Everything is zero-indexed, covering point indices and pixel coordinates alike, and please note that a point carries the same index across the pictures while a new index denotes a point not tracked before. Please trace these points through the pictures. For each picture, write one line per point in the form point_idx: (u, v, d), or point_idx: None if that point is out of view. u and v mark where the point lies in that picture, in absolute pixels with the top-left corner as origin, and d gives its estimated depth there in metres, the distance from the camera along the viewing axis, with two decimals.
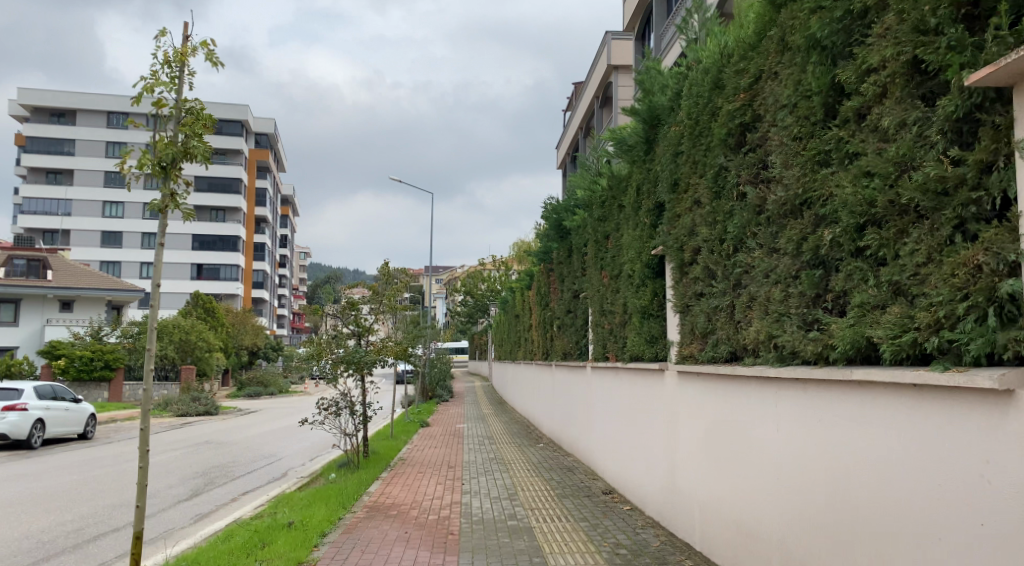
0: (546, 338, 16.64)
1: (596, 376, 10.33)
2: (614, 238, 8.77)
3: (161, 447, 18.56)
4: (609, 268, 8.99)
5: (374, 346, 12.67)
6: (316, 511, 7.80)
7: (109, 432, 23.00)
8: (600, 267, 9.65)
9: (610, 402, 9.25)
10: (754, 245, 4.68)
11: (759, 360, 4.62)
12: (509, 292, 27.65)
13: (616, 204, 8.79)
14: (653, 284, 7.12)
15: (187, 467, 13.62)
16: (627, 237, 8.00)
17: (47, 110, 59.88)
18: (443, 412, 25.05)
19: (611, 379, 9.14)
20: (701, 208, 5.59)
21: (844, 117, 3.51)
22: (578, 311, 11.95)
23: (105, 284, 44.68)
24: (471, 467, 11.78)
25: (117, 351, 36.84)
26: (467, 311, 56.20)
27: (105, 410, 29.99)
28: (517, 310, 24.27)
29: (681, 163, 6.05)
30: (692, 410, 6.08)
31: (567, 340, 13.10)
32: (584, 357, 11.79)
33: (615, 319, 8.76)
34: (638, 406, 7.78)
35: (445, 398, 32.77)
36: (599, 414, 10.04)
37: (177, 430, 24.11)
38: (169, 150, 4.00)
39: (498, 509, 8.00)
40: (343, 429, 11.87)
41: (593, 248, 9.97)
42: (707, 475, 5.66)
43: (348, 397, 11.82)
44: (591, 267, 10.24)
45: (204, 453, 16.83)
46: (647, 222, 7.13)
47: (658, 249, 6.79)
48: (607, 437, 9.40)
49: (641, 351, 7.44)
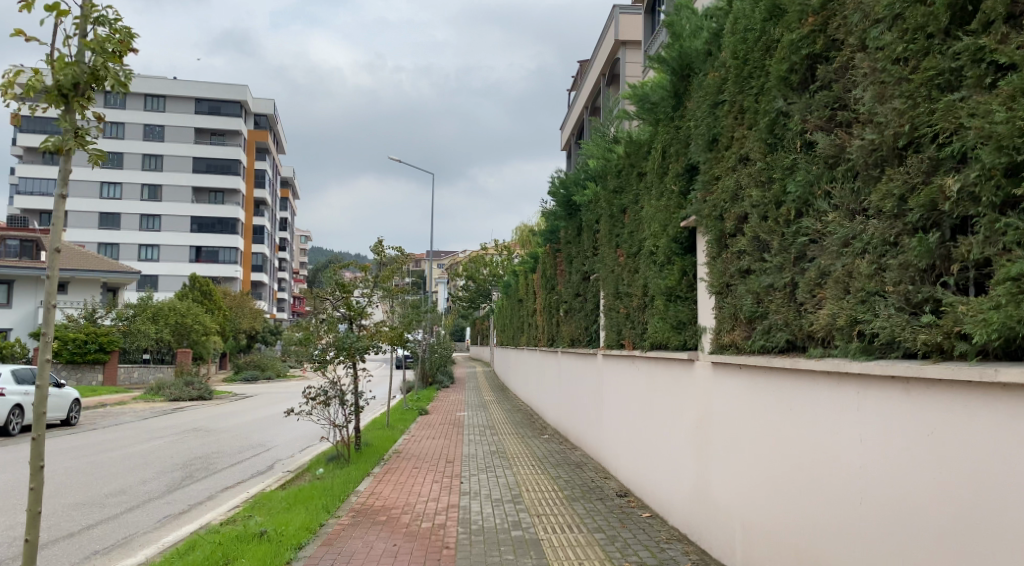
0: (551, 323, 15.70)
1: (608, 368, 9.49)
2: (632, 211, 7.78)
3: (146, 434, 17.67)
4: (626, 244, 8.03)
5: (367, 331, 11.79)
6: (294, 517, 6.94)
7: (96, 418, 22.16)
8: (615, 245, 8.69)
9: (625, 397, 8.40)
10: (827, 206, 3.72)
11: (830, 352, 3.69)
12: (512, 277, 26.66)
13: (635, 172, 7.80)
14: (681, 260, 6.14)
15: (168, 458, 12.76)
16: (649, 209, 7.03)
17: None
18: (444, 400, 24.17)
19: (626, 372, 8.30)
20: (750, 165, 4.63)
21: (987, 19, 2.56)
22: (588, 295, 11.01)
23: (100, 266, 43.84)
24: (471, 461, 10.89)
25: (112, 334, 36.00)
26: (468, 296, 55.21)
27: (97, 394, 29.16)
28: (520, 294, 23.31)
29: (722, 114, 5.07)
30: (727, 410, 5.22)
31: (575, 325, 12.17)
32: (594, 344, 10.86)
33: (633, 302, 7.81)
34: (658, 402, 6.92)
35: (445, 384, 31.95)
36: (612, 409, 9.18)
37: (168, 415, 23.30)
38: (68, 71, 3.06)
39: (501, 516, 7.07)
40: (333, 420, 10.99)
41: (607, 223, 9.00)
42: (748, 488, 4.79)
43: (338, 386, 11.01)
44: (605, 245, 9.27)
45: (189, 441, 15.98)
46: (676, 188, 6.16)
47: (689, 219, 5.82)
48: (621, 434, 8.55)
49: (665, 338, 6.50)
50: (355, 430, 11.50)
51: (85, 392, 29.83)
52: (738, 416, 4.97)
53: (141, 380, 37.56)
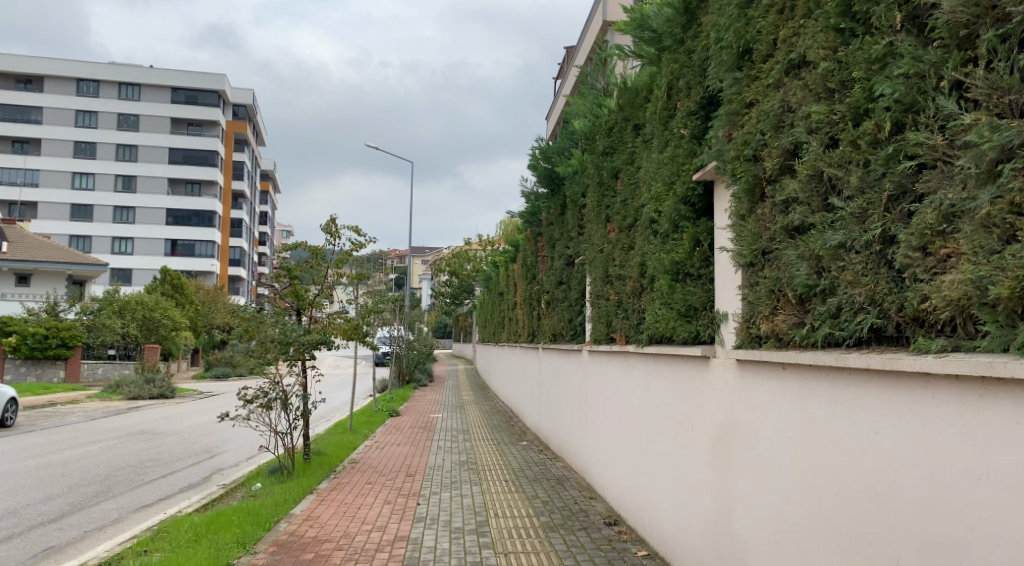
0: (532, 317, 14.27)
1: (595, 370, 8.09)
2: (626, 174, 6.32)
3: (86, 437, 16.01)
4: (616, 215, 6.59)
5: (318, 323, 10.44)
6: (193, 556, 5.42)
7: (40, 417, 20.39)
8: (603, 220, 7.25)
9: (617, 405, 7.01)
10: (957, 106, 2.28)
11: (963, 345, 2.26)
12: (494, 269, 25.15)
13: (631, 127, 6.34)
14: (693, 227, 4.69)
15: (93, 468, 11.15)
16: (648, 167, 5.59)
17: (11, 75, 56.45)
18: (420, 399, 22.68)
19: (618, 376, 6.90)
20: (807, 71, 3.17)
21: None
22: (572, 283, 9.56)
23: (65, 258, 41.82)
24: (435, 475, 9.42)
25: (75, 328, 34.22)
26: (451, 292, 53.68)
27: (52, 392, 27.31)
28: (500, 287, 21.79)
29: (760, 12, 3.64)
30: (756, 429, 3.80)
31: (558, 318, 10.74)
32: (579, 340, 9.43)
33: (626, 286, 6.37)
34: (659, 413, 5.52)
35: (424, 383, 30.41)
36: (600, 417, 7.78)
37: (122, 415, 21.57)
38: None
39: (458, 555, 5.59)
40: (274, 426, 9.48)
41: (594, 194, 7.58)
42: (791, 540, 3.38)
43: (280, 388, 9.48)
44: (592, 222, 7.84)
45: (130, 446, 14.36)
46: (685, 135, 4.71)
47: (705, 170, 4.37)
48: (612, 448, 7.14)
49: (669, 329, 5.05)
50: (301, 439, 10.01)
51: (41, 389, 27.99)
52: (776, 440, 3.55)
53: (106, 377, 35.67)
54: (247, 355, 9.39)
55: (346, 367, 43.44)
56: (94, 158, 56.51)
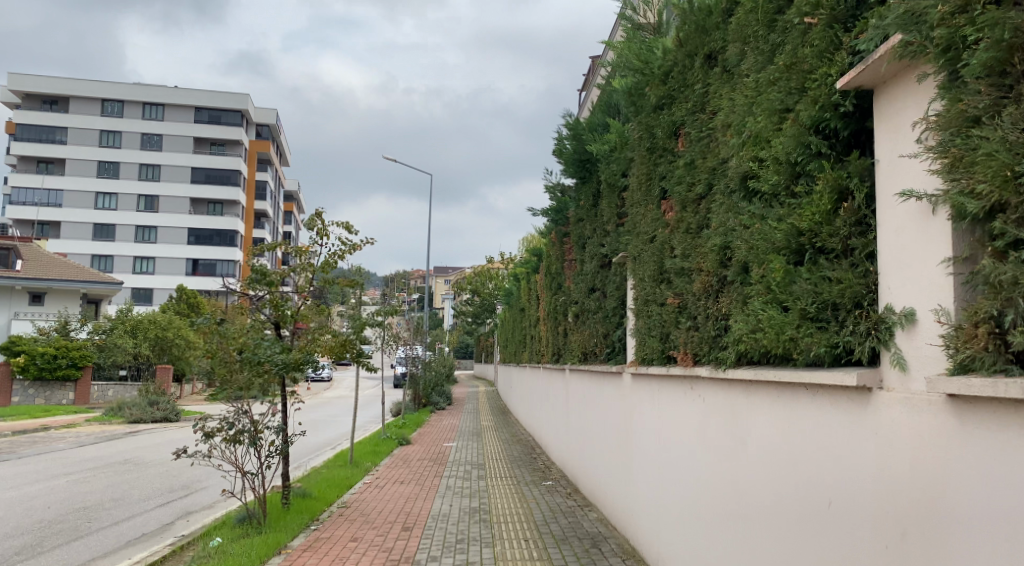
0: (557, 333, 12.46)
1: (643, 404, 6.22)
2: (694, 124, 4.56)
3: (61, 467, 14.31)
4: (677, 186, 4.81)
5: (302, 341, 8.69)
6: None
7: (25, 444, 18.71)
8: (654, 200, 5.47)
9: (677, 452, 5.14)
10: None
11: None
12: (515, 285, 23.32)
13: (699, 60, 4.61)
14: (833, 169, 2.86)
15: (40, 511, 9.42)
16: (737, 98, 3.80)
17: (37, 96, 56.40)
18: (435, 425, 20.80)
19: (681, 414, 5.04)
20: None
21: None
22: (608, 289, 7.68)
23: (79, 276, 40.66)
24: (437, 529, 7.58)
25: (86, 348, 32.78)
26: (473, 311, 52.02)
27: (50, 416, 25.69)
28: (522, 303, 19.88)
29: None
30: (1018, 535, 1.93)
31: (588, 333, 8.90)
32: (616, 359, 7.56)
33: (693, 281, 4.57)
34: (758, 472, 3.65)
35: (442, 406, 28.43)
36: (651, 464, 5.91)
37: (114, 441, 19.89)
38: None
39: None
40: (240, 465, 7.69)
41: (640, 169, 5.81)
42: None
43: (251, 418, 7.71)
44: (636, 206, 6.07)
45: (101, 479, 12.60)
46: (814, 26, 2.95)
47: (864, 69, 2.57)
48: (670, 508, 5.25)
49: (783, 340, 3.19)
50: (276, 481, 8.23)
51: (40, 412, 26.42)
52: None
53: (116, 398, 34.11)
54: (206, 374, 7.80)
55: (363, 388, 41.51)
56: (115, 176, 55.97)
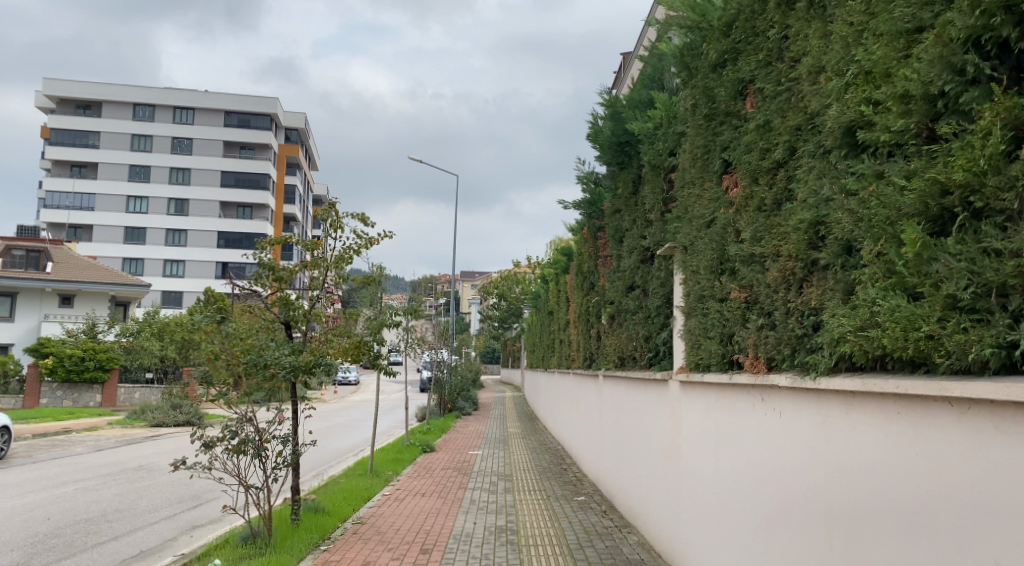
0: (589, 336, 11.68)
1: (695, 417, 5.40)
2: (770, 76, 3.75)
3: (75, 473, 13.87)
4: (745, 155, 4.01)
5: (314, 341, 7.95)
6: None
7: (45, 448, 18.38)
8: (711, 177, 4.67)
9: (741, 476, 4.32)
10: None
11: None
12: (543, 287, 22.57)
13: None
14: (1004, 96, 2.04)
15: (42, 522, 8.89)
16: (836, 28, 2.98)
17: (72, 101, 57.06)
18: (461, 432, 20.11)
19: (747, 432, 4.22)
20: None
21: None
22: (649, 285, 6.87)
23: (107, 278, 40.69)
24: (459, 551, 6.85)
25: (113, 351, 32.67)
26: (499, 315, 51.22)
27: (75, 418, 25.48)
28: (551, 305, 19.12)
29: None
30: None
31: (625, 335, 8.12)
32: (658, 364, 6.76)
33: (769, 269, 3.75)
34: (867, 510, 2.82)
35: (467, 411, 27.74)
36: (705, 487, 5.08)
37: (135, 446, 19.44)
38: None
39: None
40: (242, 478, 7.03)
41: (694, 143, 5.02)
42: None
43: (254, 425, 7.07)
44: (689, 185, 5.27)
45: (113, 486, 12.11)
46: None
47: None
48: (733, 542, 4.42)
49: (915, 338, 2.37)
50: (281, 497, 7.53)
51: (63, 415, 26.17)
52: None
53: (142, 401, 33.99)
54: (201, 378, 6.97)
55: (388, 391, 41.02)
56: (145, 180, 56.37)
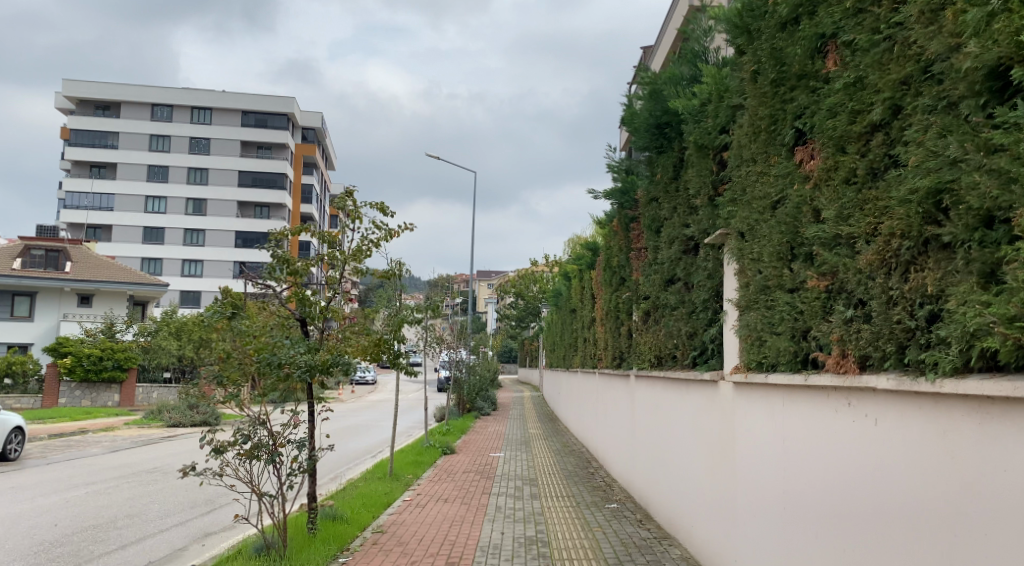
0: (618, 334, 11.14)
1: (748, 420, 4.95)
2: (864, 22, 3.18)
3: (89, 475, 13.55)
4: (829, 120, 3.44)
5: (331, 339, 7.53)
6: None
7: (60, 448, 18.11)
8: (779, 150, 4.12)
9: (810, 485, 3.86)
10: None
11: None
12: (565, 285, 22.01)
13: None
14: None
15: (50, 529, 8.51)
16: None
17: (92, 102, 57.31)
18: (481, 433, 19.64)
19: (818, 435, 3.76)
20: None
21: None
22: (694, 277, 6.32)
23: (125, 277, 40.64)
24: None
25: (130, 350, 32.51)
26: (516, 314, 50.60)
27: (92, 418, 25.32)
28: (573, 303, 18.55)
29: None
30: None
31: (662, 331, 7.59)
32: (704, 363, 6.21)
33: (861, 251, 3.20)
34: (1005, 539, 2.31)
35: (487, 411, 27.27)
36: (764, 497, 4.60)
37: (151, 446, 19.16)
38: None
39: None
40: (255, 484, 6.55)
41: (755, 114, 4.47)
42: None
43: (269, 429, 6.60)
44: (748, 162, 4.72)
45: (125, 489, 11.75)
46: None
47: None
48: (804, 560, 3.93)
49: None
50: (294, 506, 7.03)
51: (82, 415, 26.05)
52: None
53: (160, 401, 33.82)
54: (210, 378, 6.48)
55: (406, 391, 40.66)
56: (163, 180, 56.48)
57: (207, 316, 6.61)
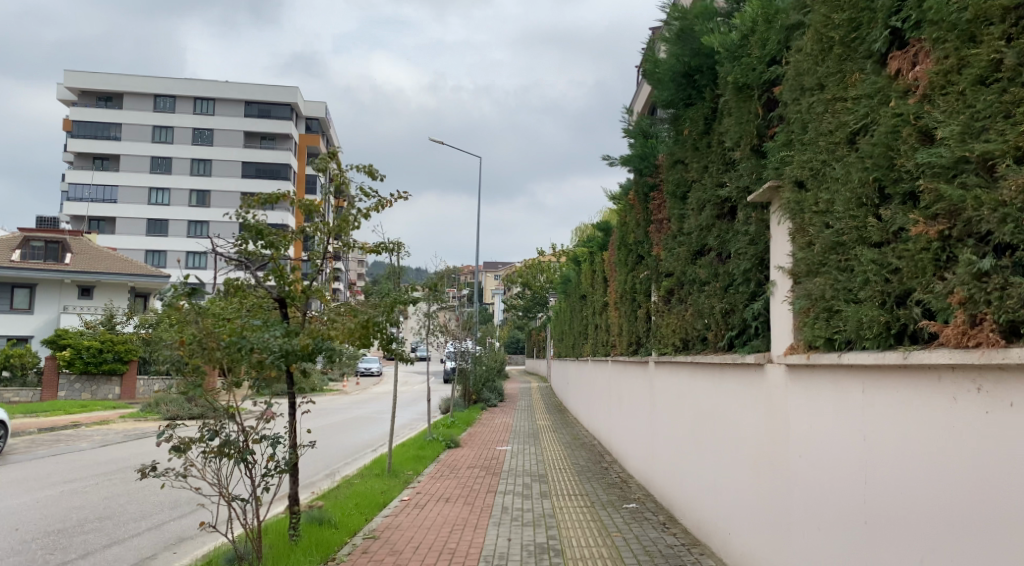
0: (635, 317, 10.23)
1: (804, 412, 4.08)
2: None
3: (72, 472, 12.79)
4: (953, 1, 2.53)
5: (317, 320, 6.73)
6: None
7: (50, 444, 17.35)
8: (863, 63, 3.23)
9: (909, 496, 2.98)
10: None
11: None
12: (574, 271, 21.07)
13: None
14: None
15: (11, 534, 7.73)
16: None
17: (92, 93, 56.46)
18: (487, 425, 18.80)
19: (923, 432, 2.89)
20: None
21: None
22: (730, 244, 5.42)
23: (126, 269, 39.87)
24: None
25: (131, 342, 31.71)
26: (524, 305, 49.64)
27: (88, 412, 24.58)
28: (584, 289, 17.64)
29: None
30: None
31: (690, 309, 6.68)
32: (745, 343, 5.31)
33: (1004, 176, 2.30)
34: None
35: (493, 403, 26.42)
36: (830, 508, 3.73)
37: (144, 441, 18.32)
38: None
39: None
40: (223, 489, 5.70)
41: (824, 26, 3.57)
42: None
43: (239, 424, 5.79)
44: (812, 91, 3.81)
45: (105, 488, 10.98)
46: None
47: None
48: None
49: None
50: (264, 514, 6.16)
51: (77, 408, 25.26)
52: None
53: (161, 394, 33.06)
54: (172, 365, 5.67)
55: (411, 383, 39.81)
56: (164, 171, 55.76)
57: (167, 296, 5.82)
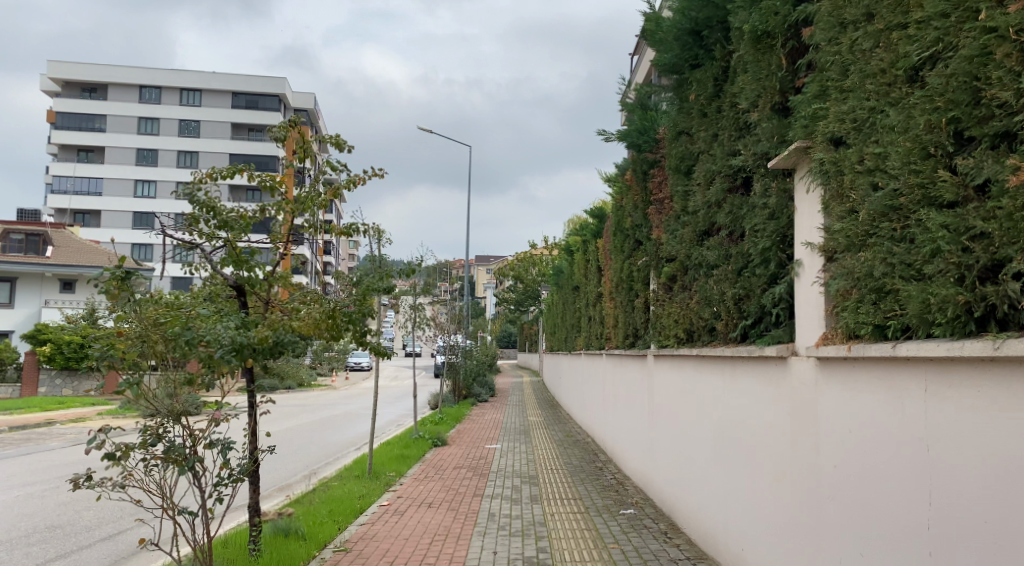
0: (632, 307, 9.60)
1: (840, 415, 3.41)
2: None
3: (36, 474, 12.09)
4: None
5: (281, 307, 6.18)
6: None
7: (20, 443, 16.62)
8: None
9: (994, 526, 2.32)
10: None
11: None
12: (567, 262, 20.46)
13: None
14: None
15: None
16: None
17: (77, 84, 55.37)
18: (478, 421, 18.17)
19: (1020, 446, 2.21)
20: None
21: None
22: (745, 220, 4.77)
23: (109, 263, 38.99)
24: None
25: None
26: (516, 298, 49.03)
27: (66, 409, 23.84)
28: (577, 280, 17.02)
29: None
30: None
31: (696, 296, 6.03)
32: (764, 332, 4.66)
33: None
34: None
35: (484, 398, 25.80)
36: (875, 532, 3.07)
37: None
38: None
39: None
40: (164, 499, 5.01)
41: None
42: None
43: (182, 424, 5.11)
44: (857, 25, 3.15)
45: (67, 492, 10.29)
46: None
47: None
48: None
49: None
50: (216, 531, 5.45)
51: (55, 404, 24.49)
52: None
53: None
54: (102, 359, 4.73)
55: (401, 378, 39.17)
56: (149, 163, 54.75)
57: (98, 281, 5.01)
